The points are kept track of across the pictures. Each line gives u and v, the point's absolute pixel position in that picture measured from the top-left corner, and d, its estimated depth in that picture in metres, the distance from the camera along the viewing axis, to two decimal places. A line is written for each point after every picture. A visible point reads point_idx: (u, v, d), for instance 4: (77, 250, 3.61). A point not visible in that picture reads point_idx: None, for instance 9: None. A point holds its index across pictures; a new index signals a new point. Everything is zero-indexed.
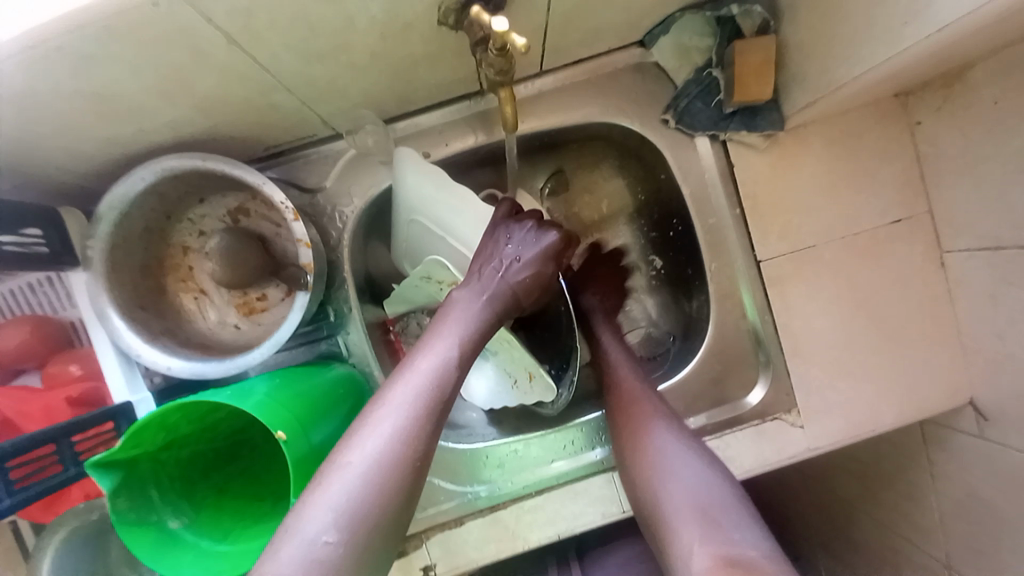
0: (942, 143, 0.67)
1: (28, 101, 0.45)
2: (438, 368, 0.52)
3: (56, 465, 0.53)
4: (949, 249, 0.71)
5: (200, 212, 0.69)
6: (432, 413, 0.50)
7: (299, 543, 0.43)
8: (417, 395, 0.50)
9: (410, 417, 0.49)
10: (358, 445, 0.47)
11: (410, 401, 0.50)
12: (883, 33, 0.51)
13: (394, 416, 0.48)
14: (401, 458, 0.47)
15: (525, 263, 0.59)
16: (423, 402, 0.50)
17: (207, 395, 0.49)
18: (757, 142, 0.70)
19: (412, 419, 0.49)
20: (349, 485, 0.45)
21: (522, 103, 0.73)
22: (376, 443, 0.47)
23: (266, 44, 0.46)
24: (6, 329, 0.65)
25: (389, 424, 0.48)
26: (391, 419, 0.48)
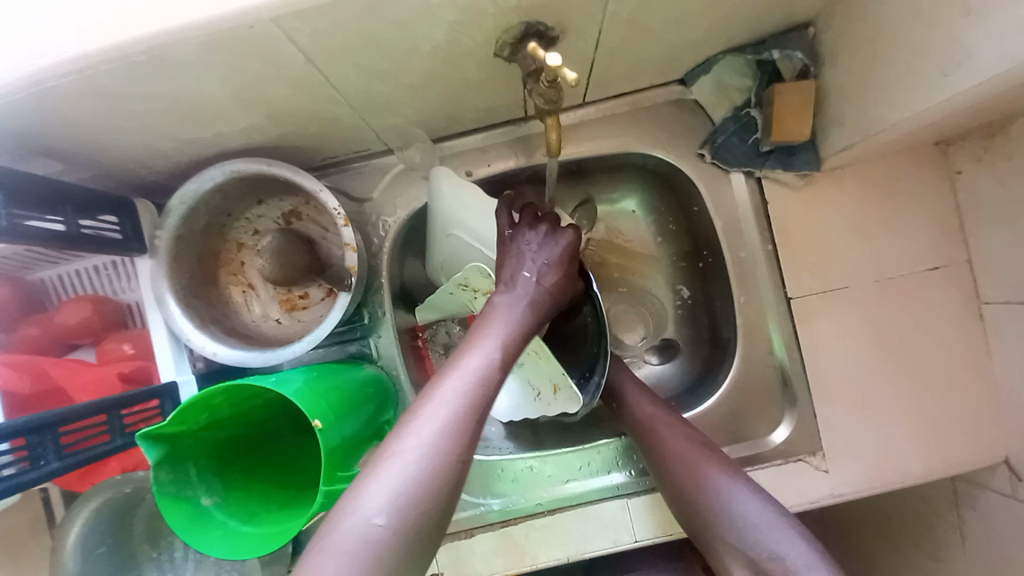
0: (981, 194, 0.67)
1: (123, 103, 0.50)
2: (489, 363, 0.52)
3: (105, 435, 0.55)
4: (987, 300, 0.69)
5: (257, 212, 0.74)
6: (480, 407, 0.49)
7: (356, 523, 0.42)
8: (467, 387, 0.50)
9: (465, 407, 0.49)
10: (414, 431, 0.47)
11: (461, 393, 0.49)
12: (923, 84, 0.52)
13: (448, 405, 0.48)
14: (455, 445, 0.47)
15: (552, 265, 0.62)
16: (472, 395, 0.50)
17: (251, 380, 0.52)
18: (791, 181, 0.72)
19: (466, 408, 0.48)
20: (404, 468, 0.44)
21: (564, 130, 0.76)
22: (430, 432, 0.47)
23: (335, 65, 0.50)
24: (66, 305, 0.70)
25: (444, 411, 0.48)
26: (446, 407, 0.48)
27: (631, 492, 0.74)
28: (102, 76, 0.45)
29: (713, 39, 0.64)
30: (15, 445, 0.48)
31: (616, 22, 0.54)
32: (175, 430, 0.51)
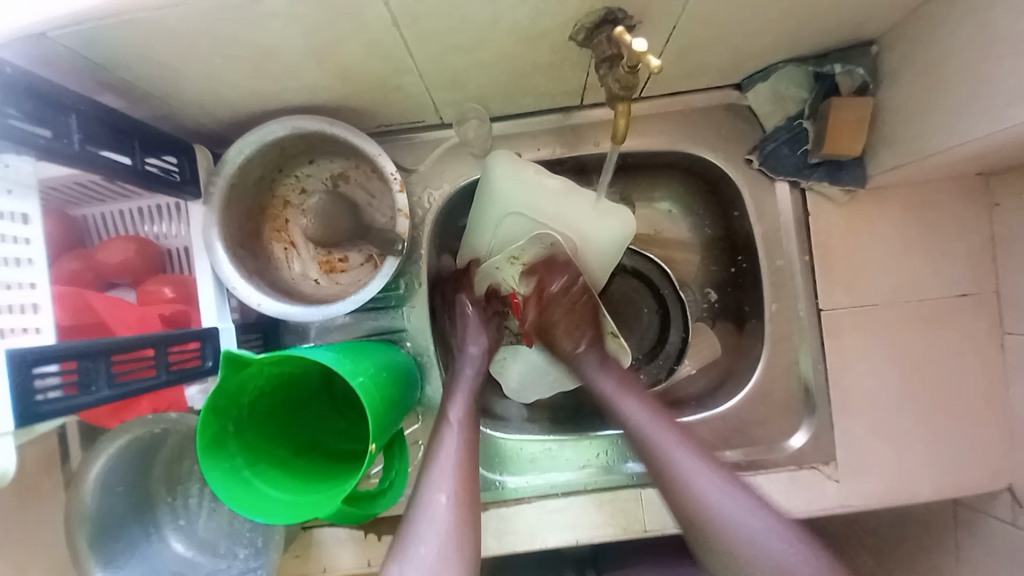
0: (1017, 227, 0.69)
1: (203, 46, 0.50)
2: (468, 423, 0.62)
3: (151, 369, 0.55)
4: (1011, 331, 0.71)
5: (307, 171, 0.75)
6: (473, 444, 0.60)
7: (415, 561, 0.51)
8: (456, 444, 0.60)
9: (456, 476, 0.57)
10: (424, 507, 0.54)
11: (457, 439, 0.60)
12: (987, 111, 0.53)
13: (448, 474, 0.57)
14: (460, 504, 0.55)
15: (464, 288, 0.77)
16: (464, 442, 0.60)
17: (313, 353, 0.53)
18: (835, 196, 0.73)
19: (461, 476, 0.57)
20: (437, 505, 0.54)
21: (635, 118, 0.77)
22: (445, 470, 0.57)
23: (416, 29, 0.51)
24: (113, 243, 0.71)
25: (443, 487, 0.56)
26: (447, 479, 0.57)
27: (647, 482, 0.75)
28: (189, 16, 0.45)
29: (778, 47, 0.65)
30: (68, 367, 0.45)
31: (693, 18, 0.55)
32: (227, 392, 0.50)
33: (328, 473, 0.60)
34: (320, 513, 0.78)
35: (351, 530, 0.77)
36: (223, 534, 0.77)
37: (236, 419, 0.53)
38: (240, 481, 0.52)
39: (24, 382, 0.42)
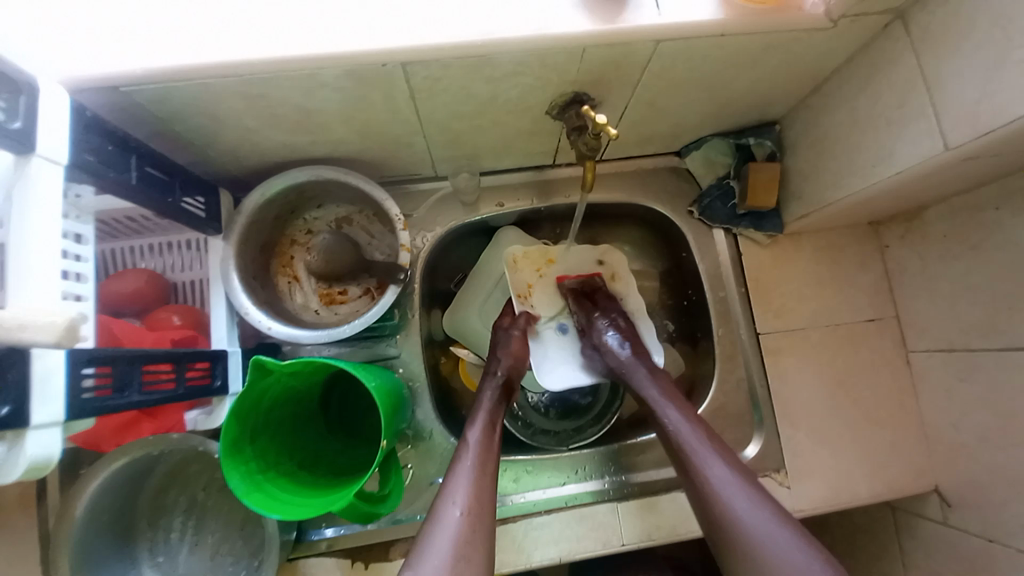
0: (904, 264, 0.86)
1: (255, 106, 0.61)
2: (486, 444, 0.66)
3: (171, 382, 0.59)
4: (912, 349, 0.86)
5: (315, 215, 0.84)
6: (489, 460, 0.64)
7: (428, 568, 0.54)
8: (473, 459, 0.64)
9: (479, 467, 0.63)
10: (450, 492, 0.60)
11: (475, 454, 0.64)
12: (860, 172, 0.71)
13: (468, 467, 0.63)
14: (480, 490, 0.61)
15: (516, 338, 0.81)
16: (482, 456, 0.64)
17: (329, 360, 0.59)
18: (761, 239, 0.89)
19: (480, 470, 0.63)
20: (455, 514, 0.58)
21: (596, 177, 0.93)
22: (463, 483, 0.61)
23: (430, 99, 0.65)
24: (126, 274, 0.76)
25: (466, 474, 0.62)
26: (467, 470, 0.62)
27: (623, 496, 0.81)
28: (253, 84, 0.57)
29: (705, 124, 0.83)
30: (105, 371, 0.50)
31: (641, 100, 0.72)
32: (250, 396, 0.56)
33: (330, 482, 0.63)
34: (307, 543, 0.78)
35: (337, 559, 0.77)
36: (201, 571, 0.75)
37: (252, 426, 0.57)
38: (254, 484, 0.56)
39: (75, 380, 0.46)
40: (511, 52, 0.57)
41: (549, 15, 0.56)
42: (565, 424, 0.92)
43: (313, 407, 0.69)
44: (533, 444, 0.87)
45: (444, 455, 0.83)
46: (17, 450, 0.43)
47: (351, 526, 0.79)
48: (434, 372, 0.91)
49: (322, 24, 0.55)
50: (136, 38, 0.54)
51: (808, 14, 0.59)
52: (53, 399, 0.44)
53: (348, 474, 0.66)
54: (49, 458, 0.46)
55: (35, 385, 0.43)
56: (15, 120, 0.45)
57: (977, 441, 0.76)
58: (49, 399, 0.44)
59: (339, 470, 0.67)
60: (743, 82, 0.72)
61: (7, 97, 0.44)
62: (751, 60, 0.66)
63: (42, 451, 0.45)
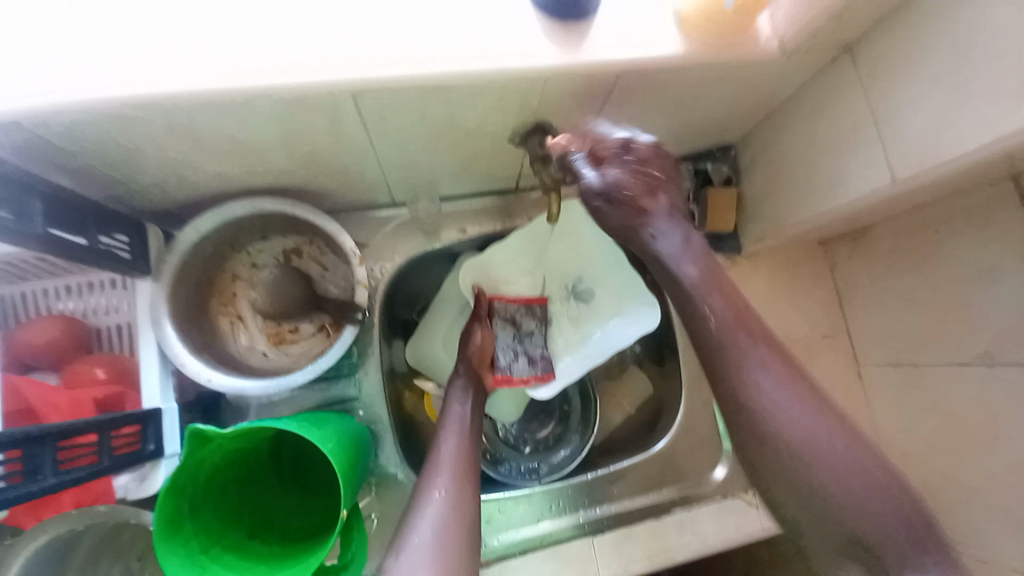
0: (853, 280, 0.90)
1: (184, 134, 0.55)
2: (459, 451, 0.59)
3: (93, 456, 0.52)
4: (864, 361, 0.90)
5: (259, 247, 0.77)
6: (467, 464, 0.58)
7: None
8: (450, 462, 0.57)
9: (456, 478, 0.56)
10: (429, 499, 0.53)
11: (447, 457, 0.58)
12: (814, 197, 0.73)
13: (445, 478, 0.56)
14: (461, 503, 0.54)
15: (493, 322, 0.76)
16: (459, 462, 0.58)
17: (281, 421, 0.54)
18: (722, 260, 0.91)
19: (460, 476, 0.56)
20: (432, 521, 0.51)
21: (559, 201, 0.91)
22: (438, 493, 0.54)
23: (384, 128, 0.61)
24: (38, 323, 0.67)
25: (443, 485, 0.55)
26: (443, 482, 0.55)
27: (598, 529, 0.80)
28: (183, 112, 0.51)
29: (663, 150, 0.84)
30: (13, 456, 0.44)
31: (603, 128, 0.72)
32: (187, 471, 0.50)
33: (284, 550, 0.57)
34: None
35: None
36: None
37: (189, 500, 0.51)
38: (194, 567, 0.50)
39: None
40: (469, 82, 0.55)
41: (508, 44, 0.54)
42: (539, 457, 0.90)
43: (261, 463, 0.64)
44: (508, 480, 0.84)
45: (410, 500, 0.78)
46: None
47: None
48: (397, 409, 0.86)
49: (261, 49, 0.50)
50: (42, 64, 0.47)
51: (761, 47, 0.60)
52: None
53: (304, 537, 0.61)
54: None
55: None
56: None
57: (928, 451, 0.80)
58: None
59: (293, 533, 0.62)
60: (700, 109, 0.72)
61: None
62: (708, 90, 0.67)
63: None
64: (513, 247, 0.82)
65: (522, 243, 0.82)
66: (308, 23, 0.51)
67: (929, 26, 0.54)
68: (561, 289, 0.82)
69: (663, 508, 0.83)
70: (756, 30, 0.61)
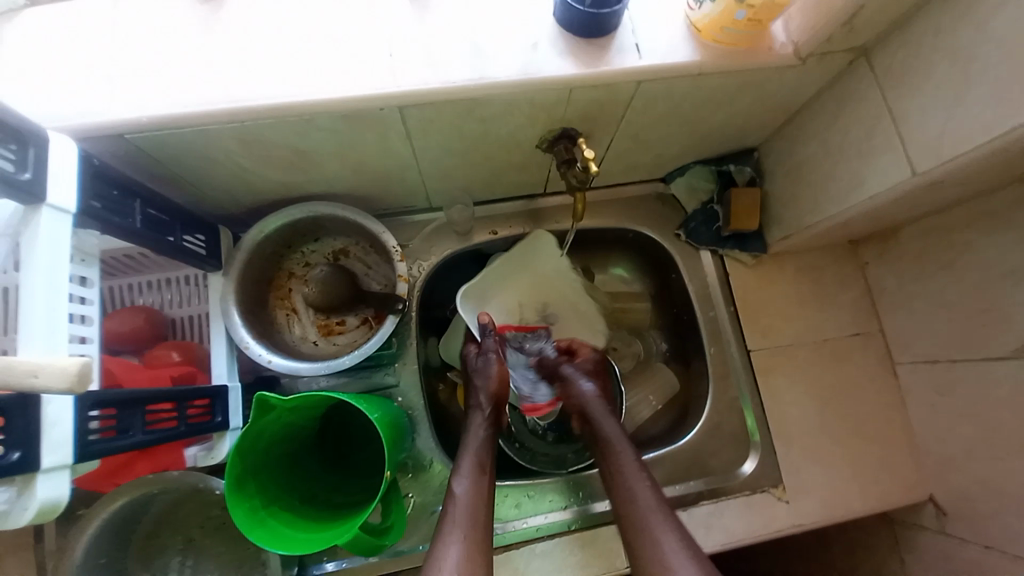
0: (884, 279, 0.89)
1: (255, 146, 0.64)
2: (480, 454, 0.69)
3: (173, 421, 0.59)
4: (898, 361, 0.88)
5: (312, 247, 0.86)
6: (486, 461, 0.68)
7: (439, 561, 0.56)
8: (470, 465, 0.67)
9: (474, 480, 0.65)
10: (453, 497, 0.63)
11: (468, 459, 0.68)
12: (836, 195, 0.75)
13: (466, 480, 0.65)
14: (477, 501, 0.63)
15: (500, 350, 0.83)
16: (478, 464, 0.68)
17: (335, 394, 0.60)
18: (746, 260, 0.93)
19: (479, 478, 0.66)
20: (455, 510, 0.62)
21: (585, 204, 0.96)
22: (460, 495, 0.63)
23: (423, 138, 0.68)
24: (121, 313, 0.76)
25: (464, 488, 0.64)
26: (465, 485, 0.65)
27: None
28: (258, 127, 0.60)
29: (686, 153, 0.88)
30: (112, 414, 0.51)
31: (627, 133, 0.76)
32: (250, 434, 0.56)
33: (330, 516, 0.63)
34: None
35: None
36: None
37: (252, 463, 0.58)
38: (256, 520, 0.55)
39: (84, 423, 0.47)
40: (502, 95, 0.61)
41: (535, 60, 0.60)
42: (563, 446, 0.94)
43: (310, 438, 0.70)
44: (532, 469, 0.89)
45: (443, 483, 0.83)
46: (27, 496, 0.42)
47: (352, 559, 0.78)
48: (432, 399, 0.92)
49: (323, 73, 0.58)
50: (146, 89, 0.57)
51: (776, 53, 0.63)
52: (61, 444, 0.44)
53: (345, 504, 0.67)
54: (59, 502, 0.44)
55: (43, 430, 0.43)
56: (25, 171, 0.45)
57: (967, 452, 0.78)
58: (56, 443, 0.44)
59: (337, 503, 0.67)
60: (721, 114, 0.76)
61: (17, 148, 0.45)
62: (727, 95, 0.70)
63: (51, 496, 0.44)
64: (503, 268, 0.92)
65: (513, 265, 0.92)
66: (361, 49, 0.59)
67: (941, 26, 0.56)
68: (535, 314, 0.94)
69: (689, 501, 0.84)
70: (771, 38, 0.64)
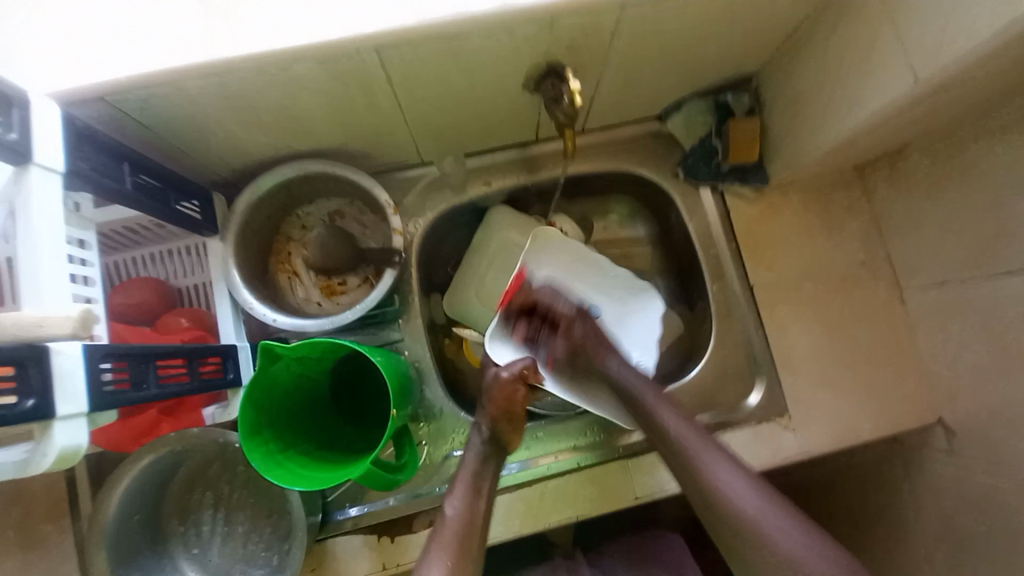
0: (891, 203, 0.87)
1: (236, 102, 0.62)
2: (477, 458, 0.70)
3: (184, 376, 0.62)
4: (907, 288, 0.86)
5: (307, 210, 0.86)
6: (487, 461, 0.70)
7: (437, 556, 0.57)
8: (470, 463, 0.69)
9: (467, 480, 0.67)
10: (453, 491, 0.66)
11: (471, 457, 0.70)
12: (837, 116, 0.71)
13: (466, 475, 0.67)
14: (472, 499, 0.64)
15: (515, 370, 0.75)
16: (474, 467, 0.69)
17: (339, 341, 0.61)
18: (747, 194, 0.90)
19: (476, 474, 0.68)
20: (454, 506, 0.63)
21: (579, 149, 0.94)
22: (456, 496, 0.64)
23: (403, 83, 0.66)
24: (131, 286, 0.78)
25: (461, 486, 0.66)
26: (464, 478, 0.67)
27: (632, 452, 0.84)
28: (234, 79, 0.58)
29: (681, 86, 0.85)
30: (124, 368, 0.53)
31: (615, 66, 0.73)
32: (261, 383, 0.58)
33: (347, 458, 0.66)
34: (333, 523, 0.80)
35: (364, 536, 0.79)
36: (235, 561, 0.79)
37: (267, 410, 0.60)
38: (274, 462, 0.58)
39: (95, 375, 0.49)
40: (479, 28, 0.58)
41: None
42: None
43: (325, 390, 0.73)
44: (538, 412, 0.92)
45: (454, 430, 0.86)
46: (45, 441, 0.46)
47: (374, 503, 0.82)
48: (438, 355, 0.94)
49: (292, 17, 0.56)
50: (110, 50, 0.55)
51: None
52: (74, 394, 0.46)
53: (358, 448, 0.70)
54: (78, 448, 0.48)
55: (56, 380, 0.45)
56: (10, 132, 0.46)
57: (976, 371, 0.77)
58: (70, 392, 0.46)
59: (354, 448, 0.70)
60: (714, 38, 0.72)
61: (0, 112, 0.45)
62: (718, 15, 0.66)
63: (70, 442, 0.47)
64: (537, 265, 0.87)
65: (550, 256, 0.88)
66: None
67: None
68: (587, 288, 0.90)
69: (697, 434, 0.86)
70: None
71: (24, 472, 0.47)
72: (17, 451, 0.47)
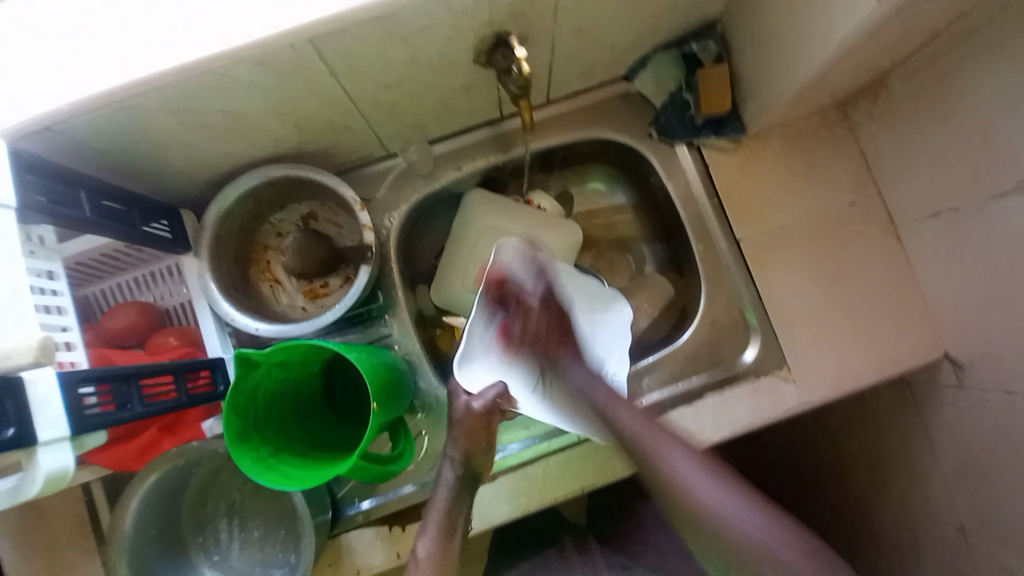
0: (877, 138, 0.83)
1: (183, 114, 0.62)
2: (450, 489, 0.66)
3: (172, 393, 0.63)
4: (901, 225, 0.83)
5: (280, 217, 0.86)
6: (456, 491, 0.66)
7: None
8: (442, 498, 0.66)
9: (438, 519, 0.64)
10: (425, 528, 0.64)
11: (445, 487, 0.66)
12: (806, 51, 0.68)
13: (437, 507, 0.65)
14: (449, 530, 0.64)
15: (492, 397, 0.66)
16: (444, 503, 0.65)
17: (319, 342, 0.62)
18: (725, 146, 0.87)
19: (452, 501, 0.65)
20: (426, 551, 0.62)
21: (547, 121, 0.92)
22: (427, 542, 0.63)
23: (348, 73, 0.65)
24: (117, 311, 0.77)
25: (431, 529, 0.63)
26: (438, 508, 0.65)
27: None
28: (172, 92, 0.57)
29: (642, 40, 0.81)
30: (107, 391, 0.54)
31: (567, 27, 0.70)
32: (244, 391, 0.60)
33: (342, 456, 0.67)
34: (345, 518, 0.82)
35: (375, 529, 0.80)
36: (254, 563, 0.82)
37: (253, 417, 0.62)
38: (266, 466, 0.60)
39: (76, 399, 0.50)
40: (411, 5, 0.56)
41: None
42: None
43: (312, 394, 0.73)
44: None
45: (452, 418, 0.86)
46: (31, 467, 0.47)
47: (382, 496, 0.83)
48: (430, 346, 0.94)
49: (217, 16, 0.53)
50: (42, 71, 0.54)
51: None
52: (56, 420, 0.47)
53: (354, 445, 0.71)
54: (65, 469, 0.49)
55: (33, 410, 0.46)
56: None
57: (979, 303, 0.74)
58: (51, 420, 0.47)
59: (348, 446, 0.71)
60: None
61: None
62: None
63: (57, 465, 0.48)
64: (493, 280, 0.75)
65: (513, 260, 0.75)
66: None
67: None
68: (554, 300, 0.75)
69: (696, 395, 0.86)
70: None
71: (18, 500, 0.48)
72: (6, 482, 0.48)
